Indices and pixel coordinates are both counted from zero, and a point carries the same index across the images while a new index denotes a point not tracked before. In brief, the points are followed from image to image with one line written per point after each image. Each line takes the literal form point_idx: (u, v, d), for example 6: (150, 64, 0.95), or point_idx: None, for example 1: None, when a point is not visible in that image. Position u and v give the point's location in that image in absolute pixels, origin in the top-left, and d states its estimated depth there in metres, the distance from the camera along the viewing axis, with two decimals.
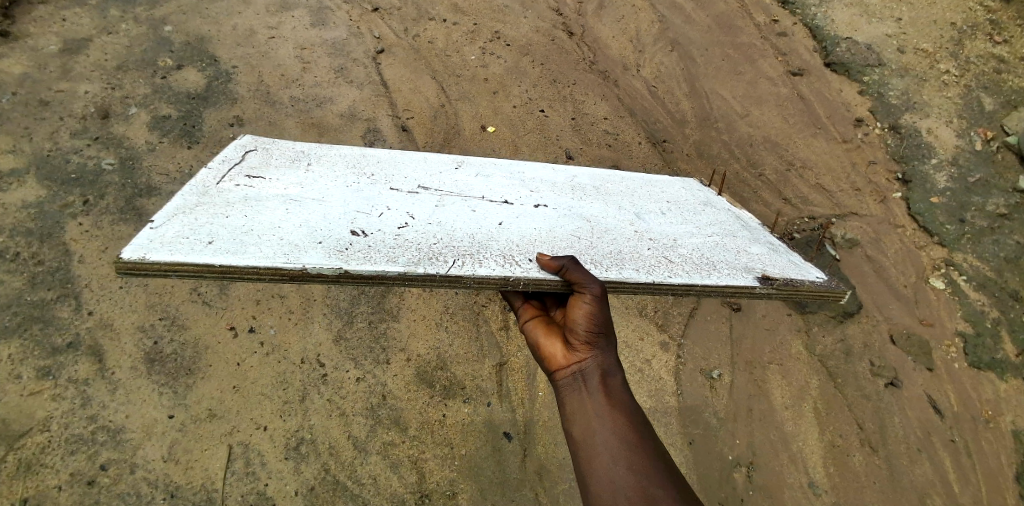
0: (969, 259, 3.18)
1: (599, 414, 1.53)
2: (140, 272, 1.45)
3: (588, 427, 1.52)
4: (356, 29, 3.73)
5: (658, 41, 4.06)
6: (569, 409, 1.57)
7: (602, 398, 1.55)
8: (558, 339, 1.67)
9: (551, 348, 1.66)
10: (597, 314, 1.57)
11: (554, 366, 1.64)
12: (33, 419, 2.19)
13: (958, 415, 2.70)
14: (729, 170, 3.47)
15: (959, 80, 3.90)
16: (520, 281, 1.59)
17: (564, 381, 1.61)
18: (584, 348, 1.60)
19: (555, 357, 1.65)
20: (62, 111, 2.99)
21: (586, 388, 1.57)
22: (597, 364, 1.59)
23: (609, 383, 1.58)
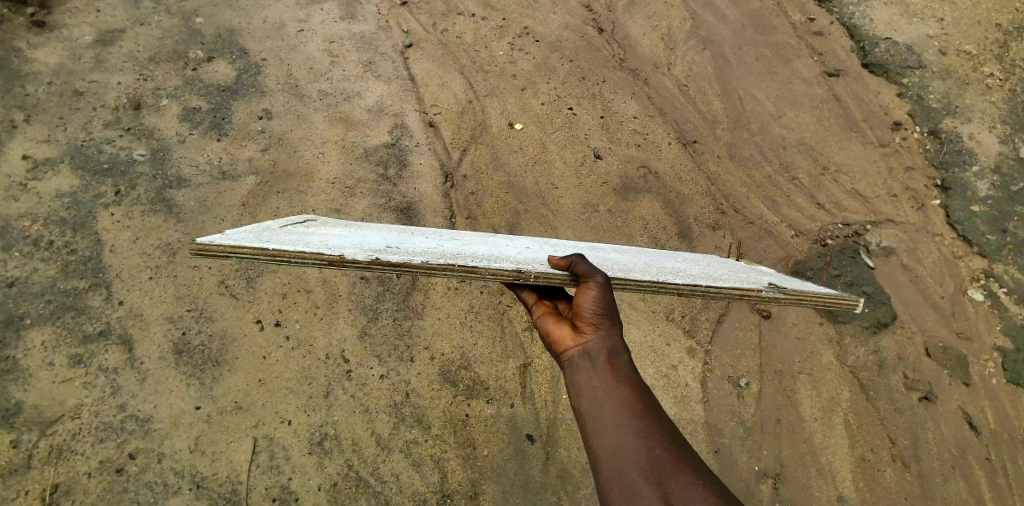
0: (1010, 271, 3.09)
1: (607, 393, 1.47)
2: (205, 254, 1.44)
3: (595, 403, 1.47)
4: (384, 23, 3.71)
5: (690, 39, 3.98)
6: (575, 390, 1.52)
7: (610, 378, 1.50)
8: (564, 324, 1.63)
9: (559, 333, 1.62)
10: (601, 300, 1.54)
11: (561, 348, 1.60)
12: (65, 406, 2.22)
13: (995, 432, 2.62)
14: (760, 173, 3.40)
15: (1003, 83, 3.77)
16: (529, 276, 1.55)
17: (571, 360, 1.56)
18: (589, 330, 1.56)
19: (562, 340, 1.61)
20: (95, 101, 3.02)
21: (592, 369, 1.52)
22: (603, 345, 1.54)
23: (616, 361, 1.53)
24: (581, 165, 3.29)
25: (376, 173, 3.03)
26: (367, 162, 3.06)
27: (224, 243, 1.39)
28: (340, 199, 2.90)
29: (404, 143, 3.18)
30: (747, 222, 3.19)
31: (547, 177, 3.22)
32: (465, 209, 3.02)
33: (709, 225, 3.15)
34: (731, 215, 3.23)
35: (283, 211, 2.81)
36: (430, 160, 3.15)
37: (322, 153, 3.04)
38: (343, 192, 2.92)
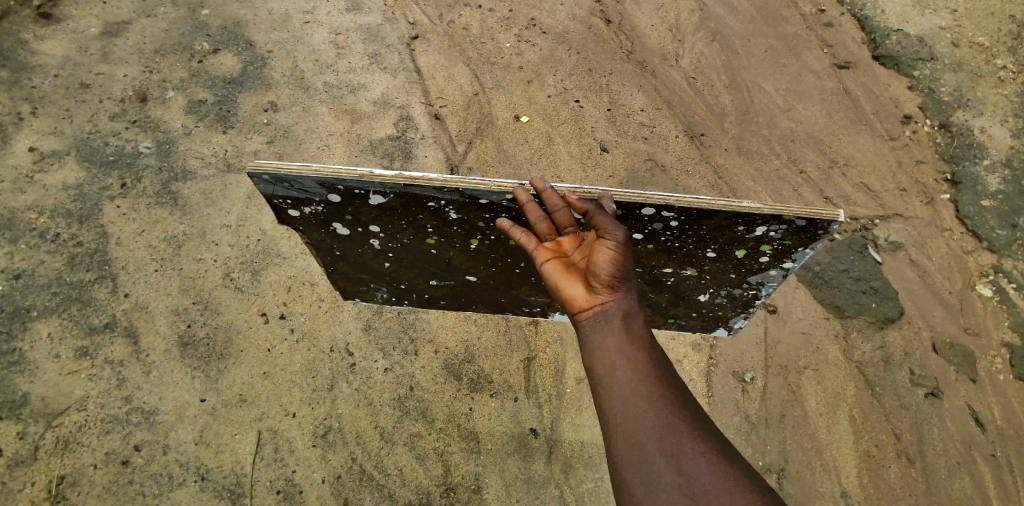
0: (1019, 266, 3.05)
1: (625, 357, 1.31)
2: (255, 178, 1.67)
3: (610, 369, 1.31)
4: (390, 15, 3.69)
5: (698, 30, 3.94)
6: (589, 353, 1.36)
7: (629, 343, 1.34)
8: (573, 276, 1.46)
9: (569, 288, 1.44)
10: (618, 250, 1.42)
11: (571, 304, 1.43)
12: (72, 398, 2.23)
13: (1001, 429, 2.60)
14: (768, 166, 3.37)
15: (1016, 76, 3.72)
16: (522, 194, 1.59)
17: (583, 318, 1.40)
18: (605, 289, 1.40)
19: (571, 296, 1.43)
20: (101, 93, 3.02)
21: (609, 331, 1.36)
22: (620, 308, 1.39)
23: (636, 328, 1.37)
24: (587, 158, 3.27)
25: (381, 166, 3.03)
26: (372, 155, 3.06)
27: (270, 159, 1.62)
28: None
29: (409, 136, 3.17)
30: None
31: (553, 170, 3.20)
32: None
33: None
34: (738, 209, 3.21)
35: None
36: (435, 153, 3.14)
37: (327, 146, 3.04)
38: None
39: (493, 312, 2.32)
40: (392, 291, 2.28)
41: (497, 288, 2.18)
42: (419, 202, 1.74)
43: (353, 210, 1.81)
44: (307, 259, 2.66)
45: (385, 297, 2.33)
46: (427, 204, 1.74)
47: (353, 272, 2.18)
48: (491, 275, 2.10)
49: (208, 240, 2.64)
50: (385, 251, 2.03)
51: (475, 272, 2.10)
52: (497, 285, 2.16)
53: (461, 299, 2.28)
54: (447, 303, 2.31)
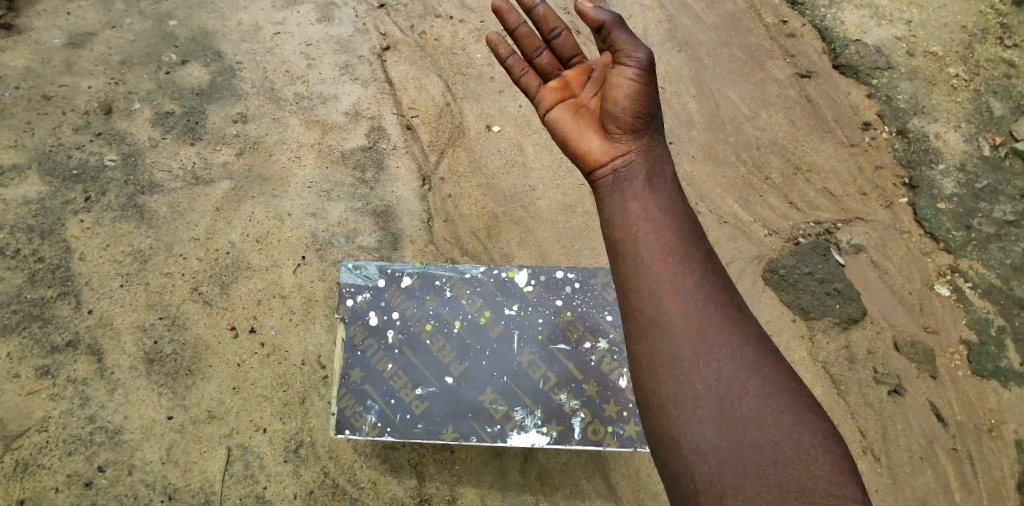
0: (975, 266, 3.16)
1: (653, 231, 1.49)
2: (342, 271, 2.35)
3: (632, 226, 1.51)
4: (362, 25, 3.69)
5: (666, 41, 4.02)
6: (609, 203, 1.60)
7: (648, 191, 1.58)
8: (588, 119, 1.79)
9: (589, 133, 1.74)
10: (631, 73, 1.70)
11: (595, 145, 1.72)
12: (32, 419, 2.17)
13: (962, 423, 2.68)
14: (734, 173, 3.45)
15: (968, 84, 3.86)
16: (512, 14, 1.93)
17: (601, 159, 1.68)
18: (622, 130, 1.70)
19: (587, 138, 1.75)
20: (64, 105, 2.97)
21: (626, 170, 1.64)
22: (637, 149, 1.67)
23: (650, 178, 1.60)
24: (559, 167, 3.31)
25: (353, 176, 3.01)
26: (344, 166, 3.05)
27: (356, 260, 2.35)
28: (317, 203, 2.88)
29: (381, 147, 3.16)
30: (721, 222, 3.23)
31: (525, 180, 3.23)
32: (442, 211, 3.02)
33: None
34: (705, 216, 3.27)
35: (258, 216, 2.78)
36: (407, 163, 3.14)
37: (298, 157, 3.02)
38: (320, 196, 2.90)
39: (465, 437, 2.13)
40: (377, 414, 2.15)
41: (470, 388, 2.20)
42: (433, 282, 2.35)
43: (387, 303, 2.30)
44: (277, 270, 2.64)
45: (367, 425, 2.14)
46: (439, 285, 2.34)
47: (354, 386, 2.19)
48: (468, 369, 2.21)
49: (175, 254, 2.60)
50: (391, 347, 2.24)
51: (457, 368, 2.21)
52: (475, 392, 2.19)
53: (440, 417, 2.16)
54: (424, 429, 2.14)
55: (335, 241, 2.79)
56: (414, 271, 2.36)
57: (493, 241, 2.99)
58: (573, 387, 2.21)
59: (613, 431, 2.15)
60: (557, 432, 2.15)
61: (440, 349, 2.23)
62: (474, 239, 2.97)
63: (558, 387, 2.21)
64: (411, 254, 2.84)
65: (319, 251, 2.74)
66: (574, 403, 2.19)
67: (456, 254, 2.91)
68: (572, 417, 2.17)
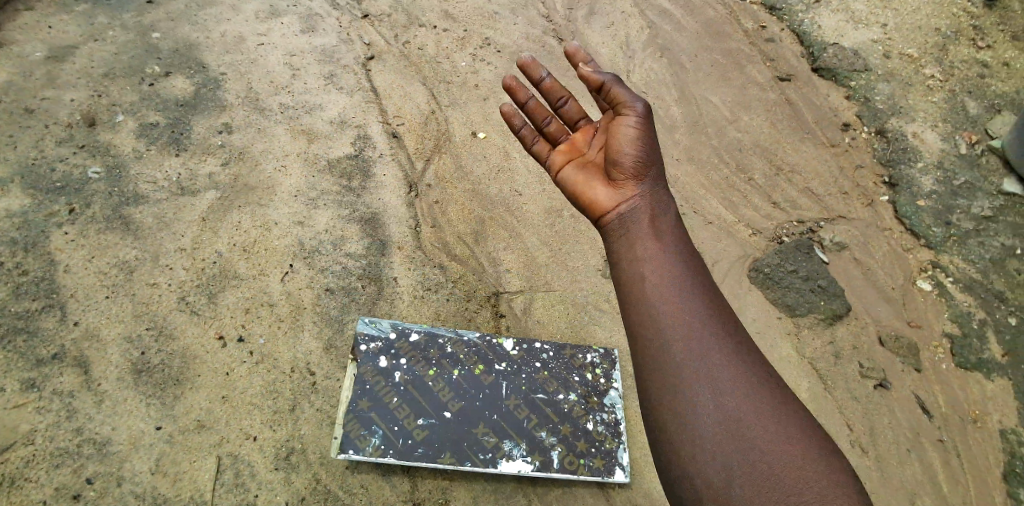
0: (955, 261, 3.22)
1: (657, 261, 1.68)
2: (358, 323, 2.48)
3: (638, 263, 1.69)
4: (346, 35, 3.72)
5: (648, 47, 4.08)
6: (617, 245, 1.78)
7: (652, 230, 1.77)
8: (594, 172, 1.96)
9: (596, 191, 1.90)
10: (633, 123, 1.91)
11: (603, 199, 1.89)
12: (17, 432, 2.12)
13: (946, 414, 2.72)
14: (718, 175, 3.49)
15: (943, 84, 3.96)
16: (521, 91, 2.14)
17: (612, 213, 1.84)
18: (626, 177, 1.88)
19: (595, 189, 1.91)
20: (46, 118, 2.95)
21: (633, 215, 1.82)
22: (641, 194, 1.85)
23: (657, 220, 1.80)
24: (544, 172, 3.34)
25: (340, 185, 3.02)
26: (329, 174, 3.05)
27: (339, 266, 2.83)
28: (304, 212, 2.88)
29: (366, 155, 3.17)
30: (706, 223, 3.27)
31: (511, 185, 3.25)
32: (429, 218, 3.03)
33: None
34: (690, 217, 3.30)
35: (245, 225, 2.78)
36: (393, 171, 3.15)
37: (284, 167, 3.02)
38: (307, 205, 2.90)
39: (460, 462, 2.25)
40: (381, 438, 2.24)
41: (465, 425, 2.32)
42: (436, 339, 2.52)
43: (397, 352, 2.44)
44: (265, 278, 2.64)
45: (371, 448, 2.22)
46: (442, 341, 2.51)
47: (359, 412, 2.27)
48: (464, 407, 2.36)
49: (161, 265, 2.59)
50: (398, 385, 2.36)
51: (454, 405, 2.35)
52: (469, 425, 2.32)
53: (438, 443, 2.27)
54: (424, 453, 2.24)
55: (323, 248, 2.78)
56: (421, 327, 2.53)
57: (480, 245, 2.99)
58: (552, 427, 2.39)
59: (586, 463, 2.35)
60: (539, 461, 2.31)
61: (439, 390, 2.38)
62: (461, 244, 2.97)
63: (539, 426, 2.38)
64: (399, 261, 2.83)
65: (307, 259, 2.73)
66: (552, 439, 2.36)
67: (444, 258, 2.89)
68: (551, 450, 2.34)
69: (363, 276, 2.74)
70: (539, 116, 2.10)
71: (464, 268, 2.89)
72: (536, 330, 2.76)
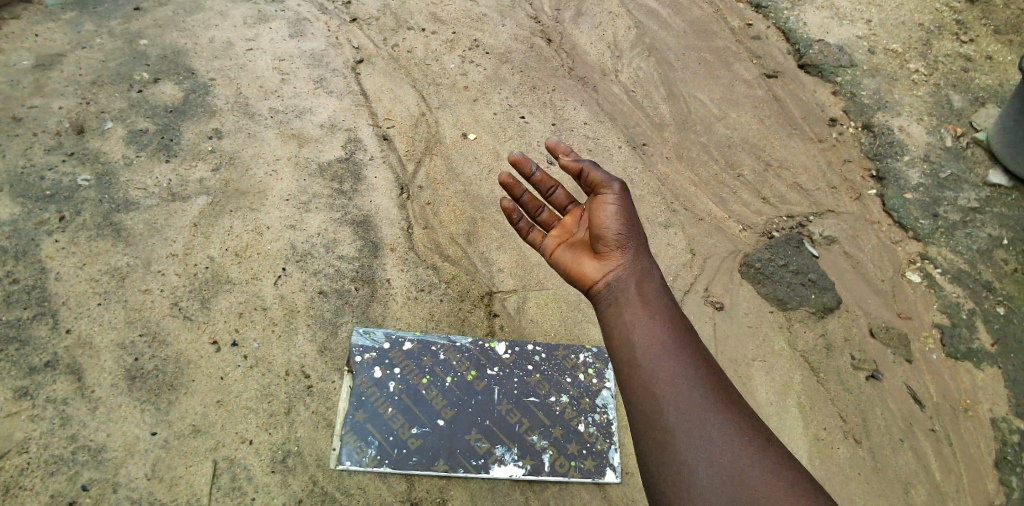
0: (944, 253, 3.26)
1: (645, 323, 1.78)
2: (353, 333, 2.55)
3: (626, 334, 1.77)
4: (334, 39, 3.72)
5: (635, 46, 4.11)
6: (609, 317, 1.84)
7: (641, 299, 1.84)
8: (584, 251, 2.02)
9: (585, 265, 1.97)
10: (612, 201, 1.98)
11: (593, 272, 1.95)
12: (11, 441, 2.11)
13: (938, 404, 2.75)
14: (708, 172, 3.52)
15: (928, 78, 4.01)
16: (517, 186, 2.22)
17: (602, 284, 1.91)
18: (612, 249, 1.92)
19: (586, 267, 1.97)
20: (35, 126, 2.94)
21: (622, 287, 1.88)
22: (628, 265, 1.91)
23: (643, 288, 1.86)
24: None
25: (331, 188, 3.02)
26: (320, 178, 3.05)
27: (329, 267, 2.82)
28: (296, 215, 2.88)
29: (357, 158, 3.18)
30: (697, 219, 3.29)
31: (502, 186, 3.26)
32: (421, 219, 3.04)
33: (663, 222, 3.23)
34: (681, 213, 3.32)
35: (237, 229, 2.78)
36: (384, 174, 3.16)
37: (275, 171, 3.02)
38: (298, 208, 2.91)
39: (453, 468, 2.30)
40: (377, 448, 2.29)
41: (458, 432, 2.37)
42: (430, 346, 2.58)
43: (390, 361, 2.50)
44: (258, 282, 2.64)
45: (367, 458, 2.27)
46: (435, 348, 2.57)
47: (356, 424, 2.33)
48: (457, 414, 2.41)
49: (153, 270, 2.59)
50: (392, 394, 2.42)
51: (447, 412, 2.41)
52: (461, 432, 2.38)
53: (432, 451, 2.32)
54: (418, 461, 2.29)
55: (315, 251, 2.78)
56: (414, 336, 2.59)
57: (473, 245, 3.00)
58: (544, 430, 2.44)
59: (577, 465, 2.39)
60: (531, 464, 2.35)
61: (432, 399, 2.43)
62: (454, 245, 2.98)
63: (531, 429, 2.43)
64: (392, 262, 2.83)
65: (300, 262, 2.73)
66: (543, 442, 2.41)
67: (437, 259, 2.90)
68: (542, 453, 2.38)
69: (356, 279, 2.74)
70: (531, 207, 2.21)
71: (457, 268, 2.90)
72: (530, 328, 2.77)
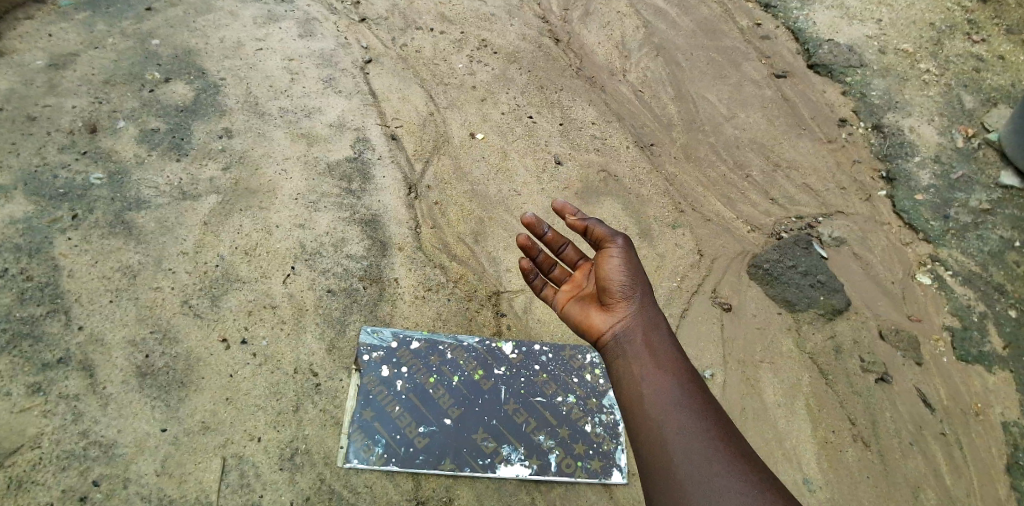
0: (955, 255, 3.23)
1: (652, 376, 1.80)
2: (361, 332, 2.57)
3: (636, 385, 1.79)
4: (343, 39, 3.74)
5: (644, 46, 4.10)
6: (617, 371, 1.86)
7: (649, 351, 1.86)
8: (593, 303, 2.01)
9: (593, 316, 1.97)
10: (618, 256, 1.99)
11: (600, 323, 1.95)
12: (24, 436, 2.14)
13: (948, 407, 2.73)
14: (715, 173, 3.51)
15: (940, 78, 3.98)
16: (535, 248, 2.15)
17: (610, 336, 1.92)
18: (619, 303, 1.93)
19: (595, 320, 1.96)
20: (49, 125, 2.97)
21: (630, 341, 1.89)
22: (635, 319, 1.92)
23: (650, 339, 1.89)
24: (543, 172, 3.35)
25: (340, 187, 3.04)
26: (329, 177, 3.07)
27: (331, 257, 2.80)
28: (305, 214, 2.90)
29: (366, 157, 3.20)
30: (705, 220, 3.28)
31: (510, 185, 3.27)
32: (429, 218, 3.05)
33: (670, 223, 3.23)
34: (689, 213, 3.31)
35: (246, 228, 2.80)
36: (392, 173, 3.17)
37: (284, 170, 3.04)
38: (307, 208, 2.92)
39: (460, 467, 2.30)
40: (384, 447, 2.31)
41: (465, 431, 2.38)
42: (437, 345, 2.59)
43: (398, 360, 2.52)
44: (267, 281, 2.65)
45: (375, 456, 2.28)
46: (442, 347, 2.58)
47: (363, 423, 2.34)
48: (464, 413, 2.43)
49: (164, 268, 2.61)
50: (399, 393, 2.44)
51: (454, 411, 2.42)
52: (468, 431, 2.39)
53: (439, 450, 2.33)
54: (425, 460, 2.30)
55: (324, 250, 2.80)
56: (422, 335, 2.61)
57: (480, 245, 3.01)
58: (551, 430, 2.44)
59: (584, 465, 2.39)
60: (537, 464, 2.36)
61: (440, 398, 2.45)
62: (462, 244, 2.99)
63: (538, 429, 2.44)
64: (400, 261, 2.85)
65: (308, 261, 2.75)
66: (550, 442, 2.42)
67: (445, 259, 2.91)
68: (548, 453, 2.39)
69: (364, 277, 2.76)
70: (543, 263, 2.20)
71: (464, 268, 2.90)
72: (537, 329, 2.77)
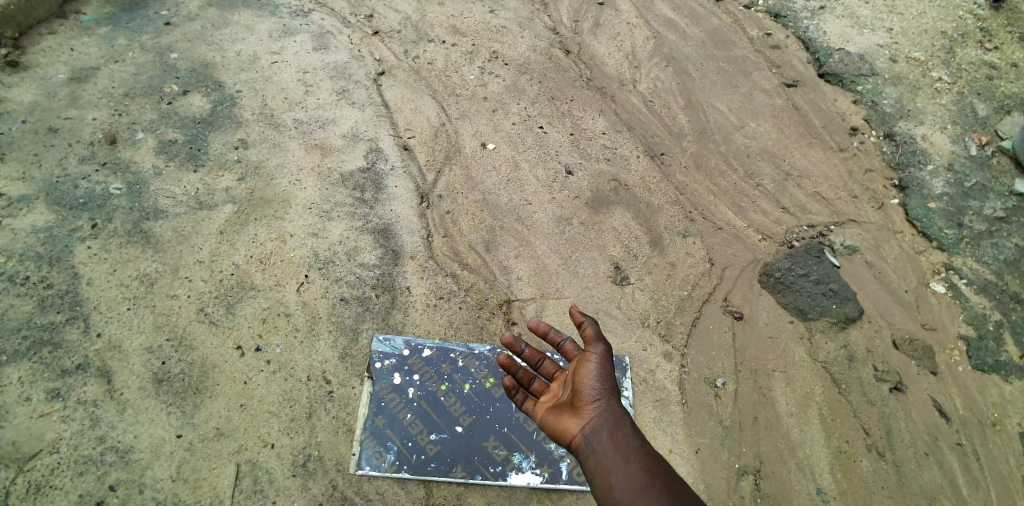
0: (969, 263, 3.21)
1: (626, 473, 1.66)
2: (373, 341, 2.60)
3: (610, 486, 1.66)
4: (356, 52, 3.80)
5: (654, 57, 4.13)
6: (593, 476, 1.71)
7: (620, 450, 1.72)
8: (566, 409, 1.88)
9: (566, 422, 1.84)
10: (591, 361, 1.90)
11: (573, 429, 1.81)
12: (43, 441, 2.18)
13: (965, 418, 2.70)
14: (726, 182, 3.51)
15: (952, 86, 3.97)
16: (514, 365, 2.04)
17: (583, 442, 1.78)
18: (588, 404, 1.81)
19: (568, 426, 1.83)
20: (70, 137, 3.04)
21: (600, 441, 1.76)
22: (605, 418, 1.79)
23: (620, 437, 1.76)
24: (553, 182, 3.37)
25: (353, 197, 3.08)
26: (343, 186, 3.11)
27: (343, 263, 2.82)
28: (318, 223, 2.94)
29: (379, 168, 3.24)
30: (716, 228, 3.28)
31: (521, 194, 3.29)
32: (440, 227, 3.08)
33: (681, 232, 3.23)
34: (701, 222, 3.31)
35: (262, 238, 2.84)
36: (404, 183, 3.21)
37: (297, 181, 3.08)
38: (321, 217, 2.96)
39: (471, 475, 2.31)
40: (396, 454, 2.32)
41: (476, 438, 2.40)
42: (448, 354, 2.61)
43: (410, 367, 2.54)
44: (281, 289, 2.69)
45: (386, 463, 2.30)
46: (454, 355, 2.61)
47: (375, 430, 2.37)
48: (475, 421, 2.44)
49: (181, 277, 2.66)
50: (411, 400, 2.46)
51: (466, 419, 2.44)
52: (479, 439, 2.40)
53: (450, 457, 2.34)
54: (437, 467, 2.32)
55: (338, 258, 2.83)
56: (434, 343, 2.63)
57: (492, 253, 3.03)
58: None
59: None
60: (549, 472, 2.36)
61: (451, 405, 2.47)
62: (473, 253, 3.01)
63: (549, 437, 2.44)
64: (411, 270, 2.87)
65: (322, 269, 2.79)
66: (561, 449, 2.42)
67: (456, 268, 2.93)
68: (560, 461, 2.39)
69: (377, 286, 2.78)
70: (522, 378, 2.05)
71: (475, 276, 2.92)
72: None
